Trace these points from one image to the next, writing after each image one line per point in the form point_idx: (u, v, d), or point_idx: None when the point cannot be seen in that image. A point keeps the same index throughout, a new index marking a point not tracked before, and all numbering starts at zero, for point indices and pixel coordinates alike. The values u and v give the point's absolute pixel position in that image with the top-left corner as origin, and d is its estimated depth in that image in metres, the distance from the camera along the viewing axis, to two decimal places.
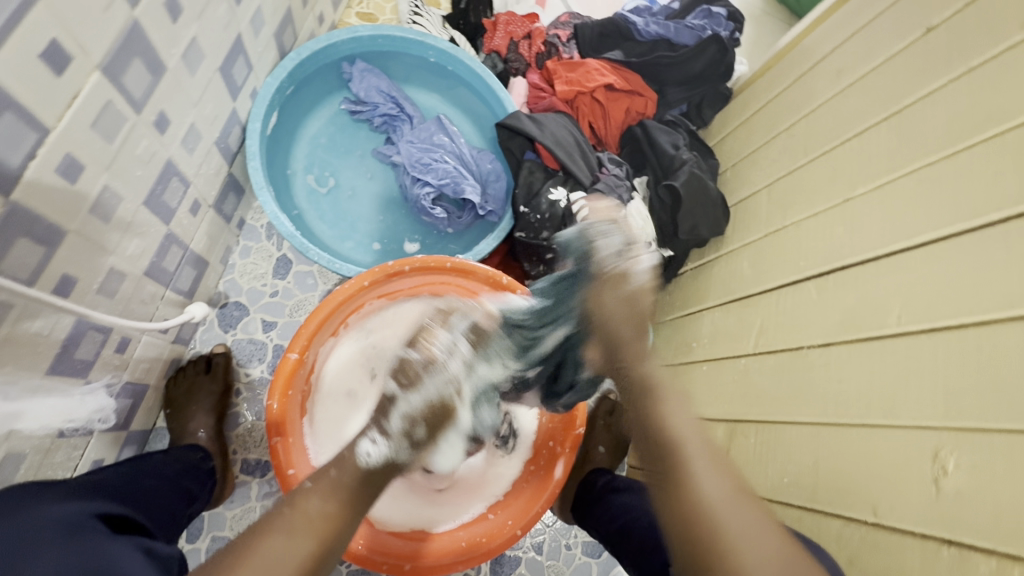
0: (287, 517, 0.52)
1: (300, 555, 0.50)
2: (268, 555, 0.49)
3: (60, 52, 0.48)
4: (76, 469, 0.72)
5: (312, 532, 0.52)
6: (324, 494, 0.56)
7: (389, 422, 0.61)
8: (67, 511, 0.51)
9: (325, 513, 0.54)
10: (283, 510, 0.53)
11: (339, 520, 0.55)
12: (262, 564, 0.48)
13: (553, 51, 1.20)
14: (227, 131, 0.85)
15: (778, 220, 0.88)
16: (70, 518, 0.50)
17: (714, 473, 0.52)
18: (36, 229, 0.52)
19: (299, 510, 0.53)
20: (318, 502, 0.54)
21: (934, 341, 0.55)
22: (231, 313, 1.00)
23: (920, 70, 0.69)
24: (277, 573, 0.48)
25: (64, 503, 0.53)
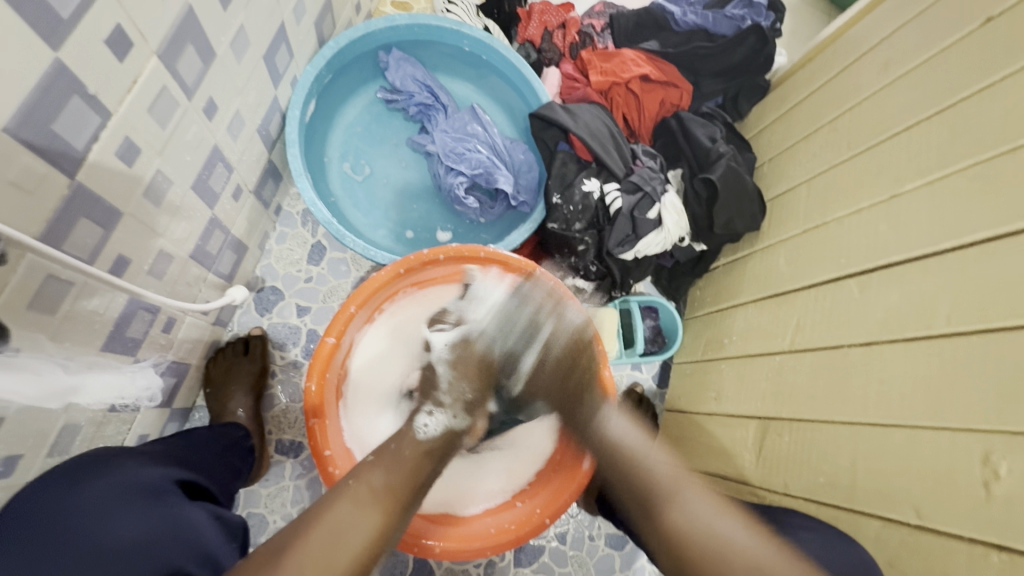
0: (352, 487, 0.54)
1: (369, 526, 0.51)
2: (336, 524, 0.50)
3: (123, 38, 0.49)
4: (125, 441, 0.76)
5: (377, 503, 0.53)
6: (387, 467, 0.57)
7: (440, 396, 0.70)
8: (143, 477, 0.57)
9: (389, 486, 0.55)
10: (349, 482, 0.54)
11: (400, 496, 0.56)
12: (330, 536, 0.49)
13: (587, 41, 1.18)
14: (268, 118, 0.87)
15: (818, 216, 0.86)
16: (150, 482, 0.56)
17: (699, 495, 0.61)
18: (97, 210, 0.54)
19: (364, 482, 0.54)
20: (380, 476, 0.56)
21: (988, 342, 0.54)
22: (267, 298, 1.03)
23: (978, 61, 0.66)
24: (346, 537, 0.50)
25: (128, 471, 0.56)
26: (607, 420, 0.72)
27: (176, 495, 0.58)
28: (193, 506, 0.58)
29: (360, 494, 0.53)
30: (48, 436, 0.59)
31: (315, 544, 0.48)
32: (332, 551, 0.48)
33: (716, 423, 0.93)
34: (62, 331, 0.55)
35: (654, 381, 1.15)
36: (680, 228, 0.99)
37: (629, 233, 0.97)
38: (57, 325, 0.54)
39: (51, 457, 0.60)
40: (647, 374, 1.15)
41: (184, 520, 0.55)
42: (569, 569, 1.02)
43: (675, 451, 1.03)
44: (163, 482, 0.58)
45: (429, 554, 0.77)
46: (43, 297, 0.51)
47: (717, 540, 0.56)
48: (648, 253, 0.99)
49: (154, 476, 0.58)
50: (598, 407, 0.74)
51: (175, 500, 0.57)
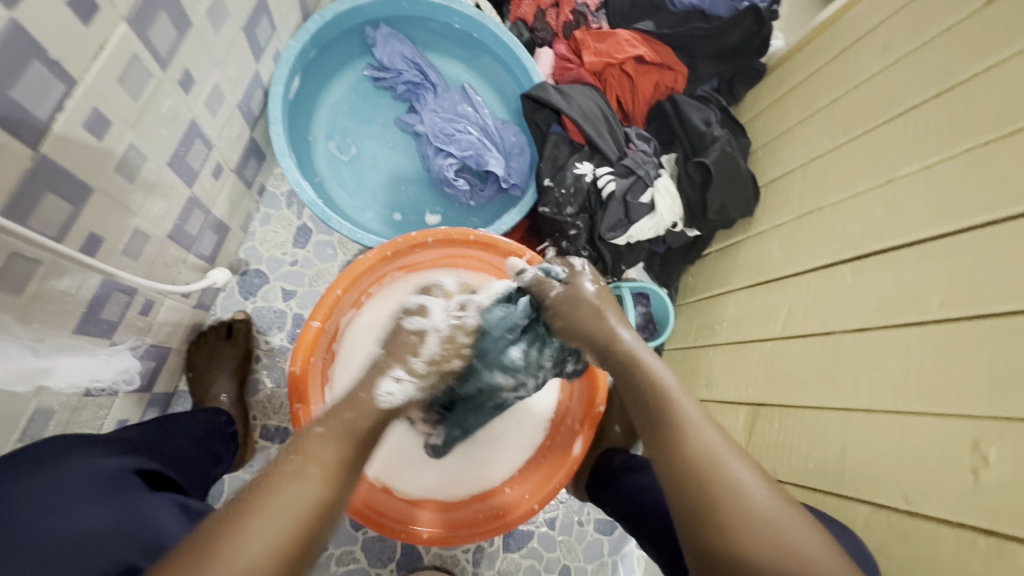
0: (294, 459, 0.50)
1: (313, 499, 0.47)
2: (280, 499, 0.46)
3: (87, 0, 0.46)
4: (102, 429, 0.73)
5: (325, 477, 0.49)
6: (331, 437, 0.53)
7: (413, 363, 0.63)
8: (101, 468, 0.53)
9: (340, 458, 0.51)
10: (291, 456, 0.50)
11: (353, 469, 0.52)
12: (274, 512, 0.45)
13: (582, 21, 1.15)
14: (249, 94, 0.84)
15: (812, 201, 0.85)
16: (107, 473, 0.53)
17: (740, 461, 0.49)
18: (64, 185, 0.51)
19: (308, 455, 0.50)
20: (329, 448, 0.52)
21: (981, 329, 0.53)
22: (252, 281, 1.00)
23: (978, 43, 0.65)
24: (293, 514, 0.46)
25: (88, 461, 0.53)
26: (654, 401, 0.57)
27: (138, 485, 0.55)
28: (157, 499, 0.55)
29: (307, 469, 0.49)
30: (18, 421, 0.56)
31: (254, 518, 0.44)
32: (280, 532, 0.44)
33: (707, 410, 0.93)
34: (29, 311, 0.53)
35: None
36: (673, 213, 0.98)
37: (621, 218, 0.96)
38: (24, 306, 0.52)
39: (23, 442, 0.58)
40: None
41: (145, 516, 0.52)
42: (558, 554, 1.03)
43: None
44: (124, 472, 0.55)
45: (417, 540, 0.77)
46: (7, 275, 0.48)
47: (749, 492, 0.47)
48: (641, 238, 0.98)
49: (116, 467, 0.55)
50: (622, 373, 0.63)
51: (136, 492, 0.54)
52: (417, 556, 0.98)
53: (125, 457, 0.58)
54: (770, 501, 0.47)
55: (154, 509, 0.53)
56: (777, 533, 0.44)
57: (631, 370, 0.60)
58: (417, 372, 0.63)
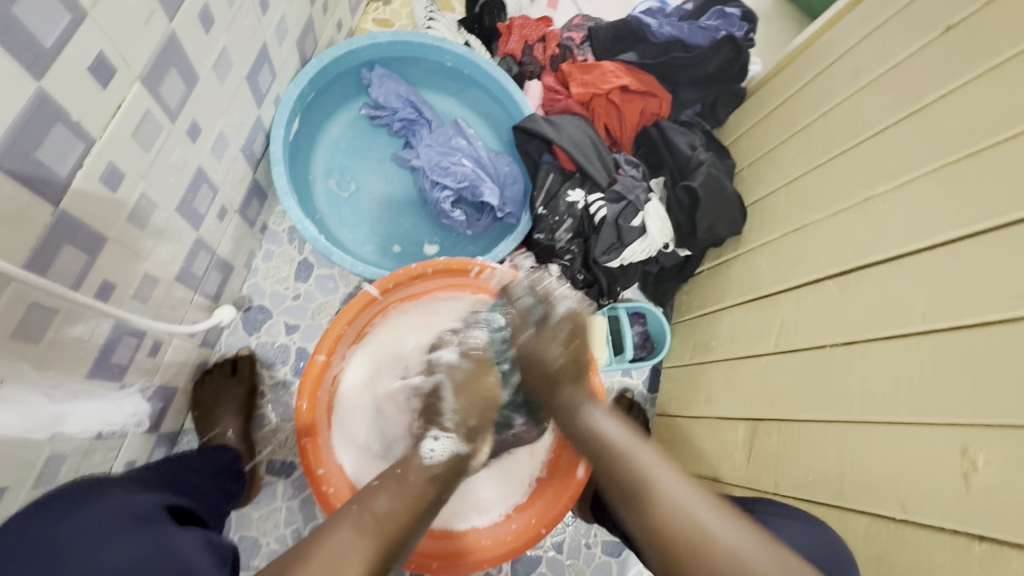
0: (354, 512, 0.53)
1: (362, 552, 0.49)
2: (336, 548, 0.49)
3: (105, 65, 0.50)
4: (111, 470, 0.74)
5: (378, 530, 0.52)
6: (390, 494, 0.57)
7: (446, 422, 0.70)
8: (132, 505, 0.53)
9: (391, 511, 0.55)
10: (352, 507, 0.54)
11: (402, 526, 0.55)
12: (331, 559, 0.48)
13: (567, 54, 1.21)
14: (252, 137, 0.87)
15: (797, 219, 0.88)
16: (140, 509, 0.52)
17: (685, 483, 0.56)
18: (81, 236, 0.54)
19: (367, 507, 0.54)
20: (382, 502, 0.55)
21: (963, 337, 0.56)
22: (255, 316, 1.02)
23: (943, 67, 0.69)
24: (346, 570, 0.47)
25: (123, 497, 0.53)
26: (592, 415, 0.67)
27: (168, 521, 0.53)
28: (185, 532, 0.53)
29: (361, 518, 0.53)
30: (33, 466, 0.57)
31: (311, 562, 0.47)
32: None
33: (706, 426, 0.94)
34: (47, 359, 0.54)
35: (645, 386, 1.16)
36: (665, 235, 1.00)
37: (614, 241, 0.99)
38: (42, 354, 0.53)
39: (37, 488, 0.59)
40: (637, 379, 1.16)
41: (174, 545, 0.49)
42: None
43: (667, 454, 1.04)
44: (153, 508, 0.54)
45: (427, 571, 0.77)
46: (27, 326, 0.50)
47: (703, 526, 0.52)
48: (634, 260, 1.00)
49: (148, 502, 0.55)
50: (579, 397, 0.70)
51: (166, 525, 0.52)
52: None
53: (155, 493, 0.58)
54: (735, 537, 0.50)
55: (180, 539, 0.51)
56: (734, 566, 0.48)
57: (646, 489, 0.56)
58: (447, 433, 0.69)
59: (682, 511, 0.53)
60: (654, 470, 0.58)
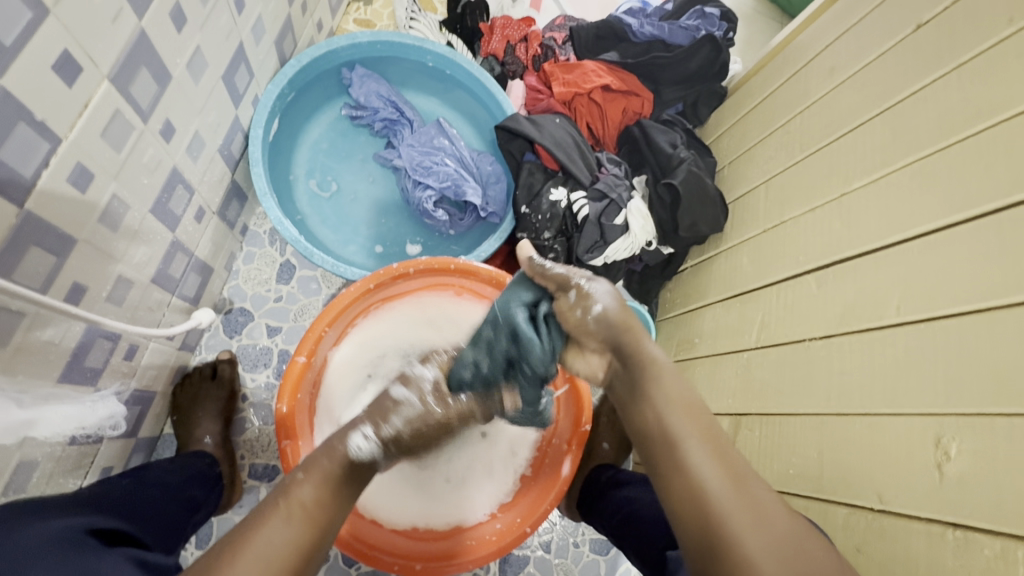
0: (279, 505, 0.51)
1: (292, 540, 0.50)
2: (264, 543, 0.48)
3: (71, 64, 0.49)
4: (86, 478, 0.73)
5: (305, 520, 0.51)
6: (313, 479, 0.54)
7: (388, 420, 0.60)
8: (58, 530, 0.50)
9: (319, 500, 0.53)
10: (278, 501, 0.52)
11: (332, 512, 0.54)
12: (258, 555, 0.47)
13: (549, 54, 1.21)
14: (230, 138, 0.86)
15: (776, 215, 0.89)
16: (66, 535, 0.50)
17: (707, 451, 0.53)
18: (49, 238, 0.53)
19: (291, 499, 0.52)
20: (309, 491, 0.53)
21: (934, 329, 0.57)
22: (236, 319, 1.01)
23: (914, 65, 0.70)
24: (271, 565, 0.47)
25: (50, 522, 0.51)
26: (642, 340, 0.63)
27: (95, 544, 0.52)
28: (117, 558, 0.52)
29: (286, 511, 0.51)
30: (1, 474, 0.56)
31: (235, 558, 0.47)
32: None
33: None
34: (14, 364, 0.53)
35: None
36: (647, 233, 1.01)
37: (598, 239, 0.99)
38: (9, 359, 0.52)
39: (6, 496, 0.58)
40: None
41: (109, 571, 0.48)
42: None
43: None
44: (79, 531, 0.52)
45: (412, 572, 0.77)
46: None
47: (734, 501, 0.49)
48: (617, 258, 1.01)
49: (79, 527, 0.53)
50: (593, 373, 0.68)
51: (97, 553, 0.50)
52: None
53: (88, 515, 0.56)
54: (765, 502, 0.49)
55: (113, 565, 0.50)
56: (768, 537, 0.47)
57: (675, 451, 0.54)
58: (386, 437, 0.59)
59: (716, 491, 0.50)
60: (682, 432, 0.55)
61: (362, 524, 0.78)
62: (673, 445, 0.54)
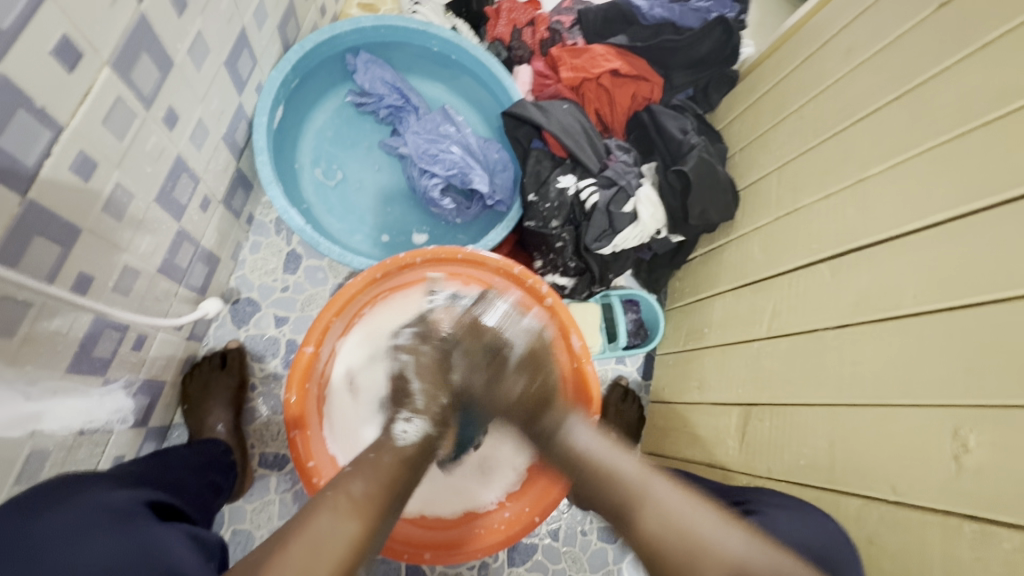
0: (330, 497, 0.51)
1: (349, 535, 0.49)
2: (317, 533, 0.47)
3: (71, 49, 0.48)
4: (99, 465, 0.73)
5: (358, 512, 0.50)
6: (364, 475, 0.54)
7: (415, 399, 0.66)
8: (110, 500, 0.51)
9: (369, 494, 0.53)
10: (328, 493, 0.52)
11: (383, 503, 0.53)
12: (311, 545, 0.47)
13: (556, 38, 1.19)
14: (234, 126, 0.85)
15: (789, 202, 0.87)
16: (118, 504, 0.51)
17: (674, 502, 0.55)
18: (54, 227, 0.53)
19: (342, 491, 0.52)
20: (360, 484, 0.53)
21: (953, 319, 0.55)
22: (243, 309, 1.01)
23: (935, 45, 0.68)
24: (327, 553, 0.47)
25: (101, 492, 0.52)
26: (571, 432, 0.65)
27: (148, 517, 0.52)
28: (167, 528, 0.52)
29: (337, 503, 0.51)
30: (14, 464, 0.56)
31: (290, 549, 0.46)
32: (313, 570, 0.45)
33: (700, 413, 0.94)
34: (22, 354, 0.53)
35: (639, 373, 1.16)
36: (657, 221, 1.00)
37: (606, 228, 0.97)
38: (16, 349, 0.52)
39: (18, 485, 0.58)
40: (631, 367, 1.16)
41: (159, 544, 0.49)
42: (562, 565, 1.03)
43: (661, 441, 1.04)
44: (133, 503, 0.53)
45: (420, 561, 0.76)
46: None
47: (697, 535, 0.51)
48: (626, 246, 0.99)
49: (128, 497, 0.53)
50: (564, 414, 0.68)
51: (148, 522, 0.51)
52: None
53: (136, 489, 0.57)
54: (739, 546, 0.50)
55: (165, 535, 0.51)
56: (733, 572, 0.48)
57: (635, 500, 0.56)
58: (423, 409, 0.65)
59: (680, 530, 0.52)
60: (639, 477, 0.58)
61: None
62: (629, 489, 0.57)
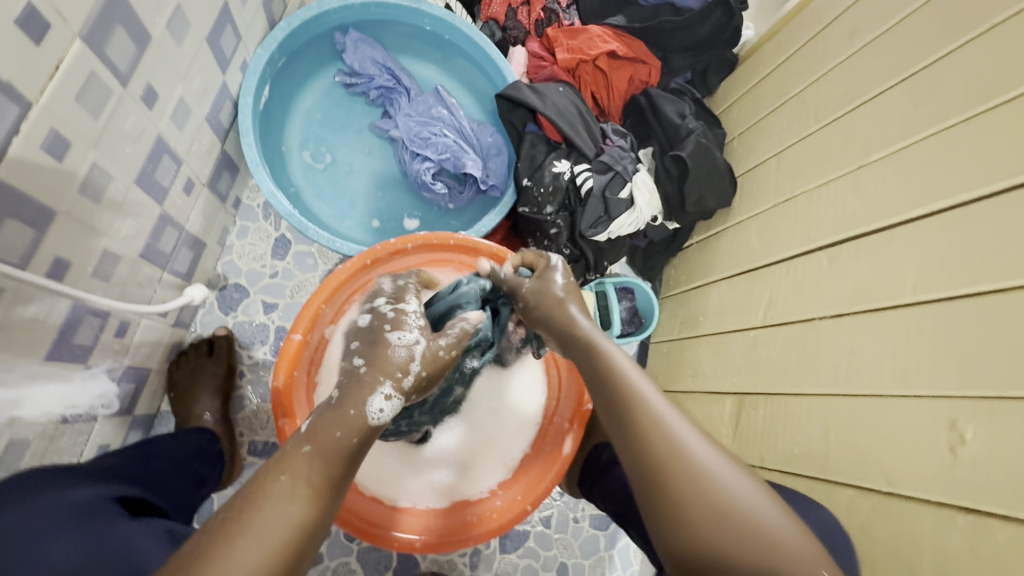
0: (285, 482, 0.43)
1: (298, 525, 0.42)
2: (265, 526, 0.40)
3: (37, 19, 0.45)
4: (82, 454, 0.72)
5: (315, 500, 0.44)
6: (326, 454, 0.46)
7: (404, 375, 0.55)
8: (69, 500, 0.49)
9: (329, 477, 0.45)
10: (281, 477, 0.43)
11: (341, 487, 0.47)
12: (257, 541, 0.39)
13: (553, 18, 1.15)
14: (217, 106, 0.82)
15: (787, 189, 0.85)
16: (78, 503, 0.49)
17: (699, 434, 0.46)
18: (26, 210, 0.50)
19: (297, 474, 0.44)
20: (318, 469, 0.45)
21: (953, 308, 0.54)
22: (231, 295, 0.99)
23: (941, 27, 0.66)
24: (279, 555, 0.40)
25: (59, 492, 0.49)
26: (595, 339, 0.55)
27: (115, 515, 0.51)
28: (137, 527, 0.51)
29: (292, 489, 0.43)
30: None
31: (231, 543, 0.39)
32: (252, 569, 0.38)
33: (694, 401, 0.93)
34: None
35: (632, 361, 1.15)
36: (653, 207, 0.98)
37: (602, 214, 0.96)
38: None
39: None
40: (625, 355, 1.15)
41: (130, 541, 0.47)
42: (554, 552, 1.03)
43: None
44: (99, 500, 0.51)
45: (411, 550, 0.76)
46: None
47: (706, 465, 0.44)
48: (621, 233, 0.98)
49: (88, 495, 0.51)
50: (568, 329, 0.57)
51: (113, 521, 0.49)
52: (414, 563, 0.99)
53: (107, 485, 0.55)
54: (748, 489, 0.44)
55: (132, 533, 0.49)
56: (762, 535, 0.41)
57: (646, 426, 0.46)
58: (404, 388, 0.55)
59: (700, 471, 0.44)
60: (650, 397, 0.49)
61: (360, 502, 0.78)
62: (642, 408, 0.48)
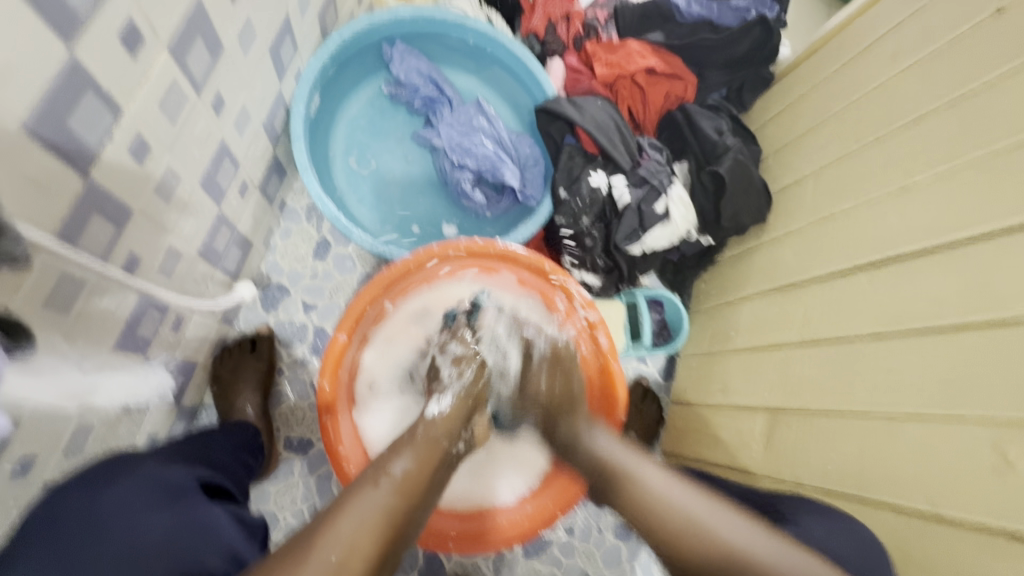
0: (371, 474, 0.55)
1: (383, 505, 0.52)
2: (360, 507, 0.51)
3: (135, 33, 0.49)
4: (135, 441, 0.76)
5: (399, 492, 0.54)
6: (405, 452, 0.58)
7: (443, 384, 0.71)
8: (167, 477, 0.59)
9: (408, 472, 0.55)
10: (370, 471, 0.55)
11: (428, 486, 0.57)
12: (357, 517, 0.50)
13: (591, 33, 1.17)
14: (273, 113, 0.86)
15: (826, 207, 0.86)
16: (173, 481, 0.59)
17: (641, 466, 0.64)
18: (109, 207, 0.54)
19: (382, 468, 0.55)
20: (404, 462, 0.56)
21: (1002, 331, 0.54)
22: (273, 294, 1.02)
23: (988, 51, 0.66)
24: (369, 525, 0.50)
25: (155, 470, 0.59)
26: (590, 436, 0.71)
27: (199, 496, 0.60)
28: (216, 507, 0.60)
29: (377, 479, 0.54)
30: (61, 437, 0.59)
31: (336, 519, 0.50)
32: (355, 532, 0.49)
33: (724, 415, 0.94)
34: (75, 330, 0.55)
35: (660, 373, 1.16)
36: (688, 221, 0.99)
37: (636, 226, 0.97)
38: (70, 325, 0.54)
39: (67, 458, 0.61)
40: (652, 367, 1.15)
41: (210, 520, 0.57)
42: (577, 560, 1.03)
43: (682, 441, 1.04)
44: (188, 481, 0.60)
45: (444, 549, 0.77)
46: (57, 296, 0.51)
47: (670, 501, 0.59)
48: (657, 246, 0.99)
49: (178, 475, 0.60)
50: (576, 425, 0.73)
51: (197, 501, 0.58)
52: (439, 563, 1.01)
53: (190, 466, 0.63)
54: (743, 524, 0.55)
55: (212, 513, 0.58)
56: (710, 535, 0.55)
57: (627, 481, 0.63)
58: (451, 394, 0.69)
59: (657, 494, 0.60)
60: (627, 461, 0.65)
61: None
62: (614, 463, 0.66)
